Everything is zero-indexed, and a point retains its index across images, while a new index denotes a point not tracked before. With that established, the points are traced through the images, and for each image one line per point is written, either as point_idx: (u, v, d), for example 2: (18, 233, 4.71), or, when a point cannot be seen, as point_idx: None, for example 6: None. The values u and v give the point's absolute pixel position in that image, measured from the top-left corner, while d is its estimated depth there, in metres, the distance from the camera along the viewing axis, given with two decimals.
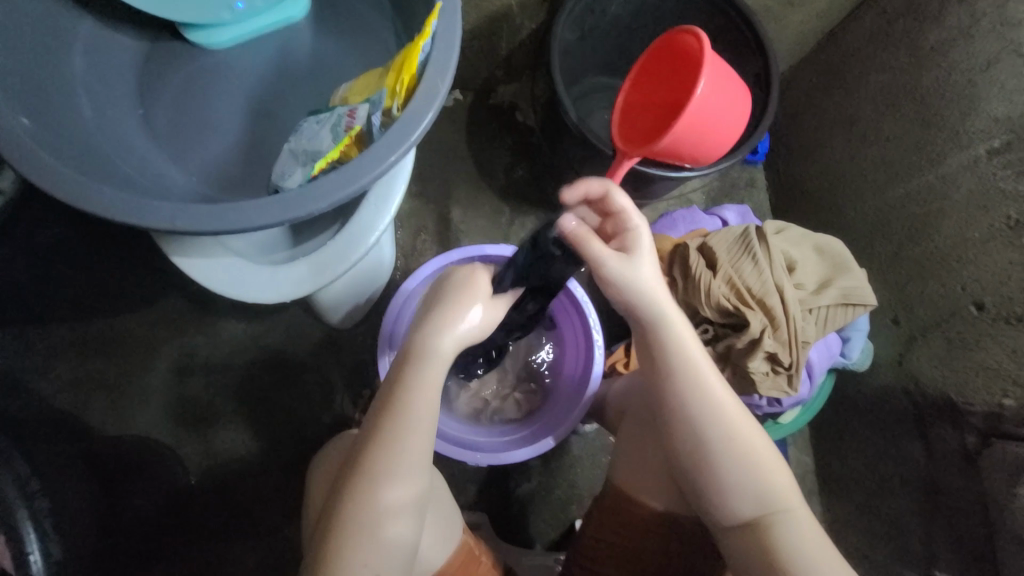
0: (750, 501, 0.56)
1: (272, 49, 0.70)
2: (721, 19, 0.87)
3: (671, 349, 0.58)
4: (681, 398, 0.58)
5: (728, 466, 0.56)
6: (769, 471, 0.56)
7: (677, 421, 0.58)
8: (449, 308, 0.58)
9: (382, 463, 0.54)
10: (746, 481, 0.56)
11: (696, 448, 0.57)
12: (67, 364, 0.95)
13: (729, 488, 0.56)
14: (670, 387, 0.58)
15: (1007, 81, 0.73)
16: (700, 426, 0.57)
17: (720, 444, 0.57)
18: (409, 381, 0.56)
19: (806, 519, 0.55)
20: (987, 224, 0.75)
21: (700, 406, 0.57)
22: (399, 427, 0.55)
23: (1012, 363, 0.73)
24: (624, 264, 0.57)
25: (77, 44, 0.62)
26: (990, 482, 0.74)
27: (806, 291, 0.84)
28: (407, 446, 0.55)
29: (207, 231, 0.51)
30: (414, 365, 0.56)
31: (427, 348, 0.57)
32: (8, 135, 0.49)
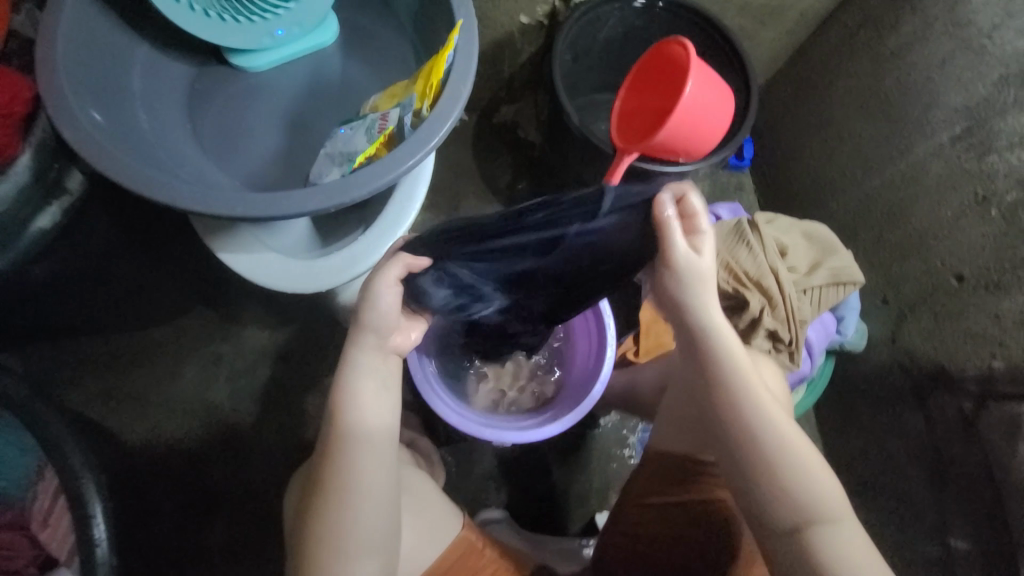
0: (800, 507, 0.53)
1: (305, 68, 0.78)
2: (702, 35, 0.97)
3: (721, 349, 0.58)
4: (731, 395, 0.57)
5: (778, 469, 0.54)
6: (816, 479, 0.54)
7: (727, 413, 0.57)
8: (363, 367, 0.59)
9: (339, 529, 0.55)
10: (795, 487, 0.54)
11: (749, 443, 0.56)
12: (96, 377, 0.99)
13: (777, 491, 0.54)
14: (721, 386, 0.58)
15: (960, 75, 0.82)
16: (744, 426, 0.56)
17: (769, 445, 0.55)
18: (345, 447, 0.57)
19: (855, 529, 0.53)
20: (958, 202, 0.83)
21: (749, 405, 0.57)
22: (346, 493, 0.56)
23: (996, 327, 0.79)
24: (696, 261, 0.55)
25: (137, 67, 0.69)
26: (990, 442, 0.78)
27: (799, 273, 0.91)
28: (358, 508, 0.56)
29: (259, 216, 0.58)
30: (348, 432, 0.57)
31: (357, 412, 0.58)
32: (85, 136, 0.56)
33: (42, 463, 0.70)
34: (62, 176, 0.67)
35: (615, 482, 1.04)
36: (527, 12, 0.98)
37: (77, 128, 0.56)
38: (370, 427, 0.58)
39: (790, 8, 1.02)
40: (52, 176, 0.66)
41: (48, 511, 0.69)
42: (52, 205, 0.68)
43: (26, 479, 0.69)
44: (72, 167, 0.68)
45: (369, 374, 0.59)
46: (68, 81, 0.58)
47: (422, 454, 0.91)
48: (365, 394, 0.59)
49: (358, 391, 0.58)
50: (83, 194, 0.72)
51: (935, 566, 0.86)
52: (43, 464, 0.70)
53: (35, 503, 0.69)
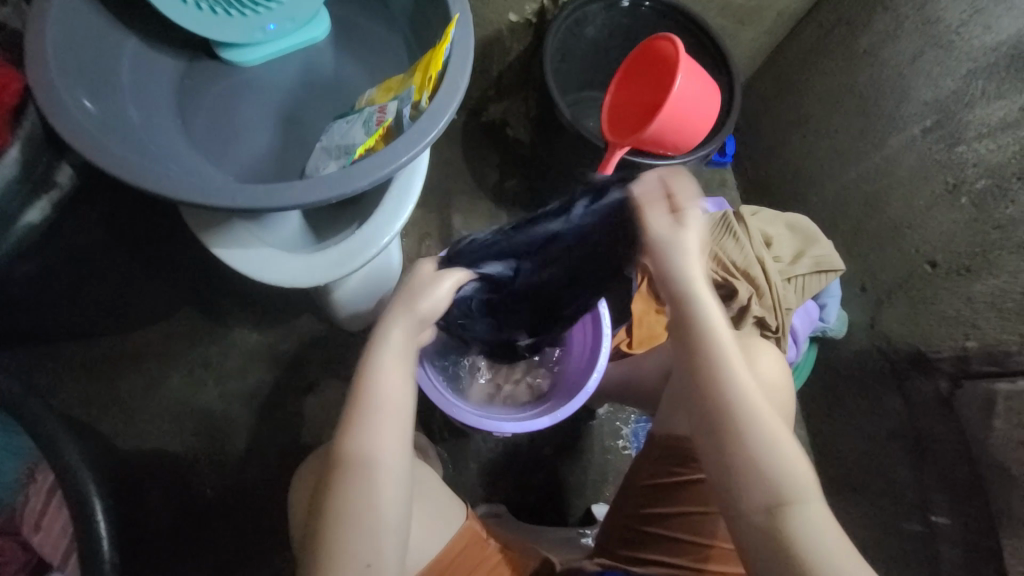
0: (773, 483, 0.54)
1: (298, 63, 0.78)
2: (686, 34, 1.00)
3: (702, 324, 0.61)
4: (710, 367, 0.60)
5: (751, 444, 0.56)
6: (789, 458, 0.56)
7: (704, 385, 0.60)
8: (388, 342, 0.62)
9: (351, 507, 0.55)
10: (768, 463, 0.55)
11: (723, 415, 0.58)
12: (79, 382, 0.96)
13: (750, 465, 0.55)
14: (701, 360, 0.60)
15: (930, 70, 0.86)
16: (721, 397, 0.58)
17: (746, 421, 0.57)
18: (364, 421, 0.58)
19: (826, 512, 0.54)
20: (929, 191, 0.87)
21: (727, 378, 0.59)
22: (364, 467, 0.56)
23: (969, 309, 0.83)
24: (673, 234, 0.61)
25: (126, 60, 0.68)
26: (966, 418, 0.82)
27: (783, 262, 0.95)
28: (372, 485, 0.56)
29: (263, 208, 0.57)
30: (366, 407, 0.59)
31: (379, 387, 0.60)
32: (78, 128, 0.55)
33: (33, 465, 0.69)
34: (52, 170, 0.67)
35: (609, 473, 1.05)
36: (515, 10, 0.99)
37: (69, 120, 0.55)
38: (393, 404, 0.59)
39: (768, 8, 1.05)
40: (40, 171, 0.65)
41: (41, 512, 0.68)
42: (42, 199, 0.67)
43: (16, 482, 0.67)
44: (62, 161, 0.67)
45: (398, 353, 0.62)
46: (56, 73, 0.57)
47: (419, 450, 0.91)
48: (389, 368, 0.61)
49: (383, 367, 0.60)
50: (72, 190, 0.71)
51: (917, 542, 0.89)
52: (34, 466, 0.69)
53: (27, 506, 0.67)
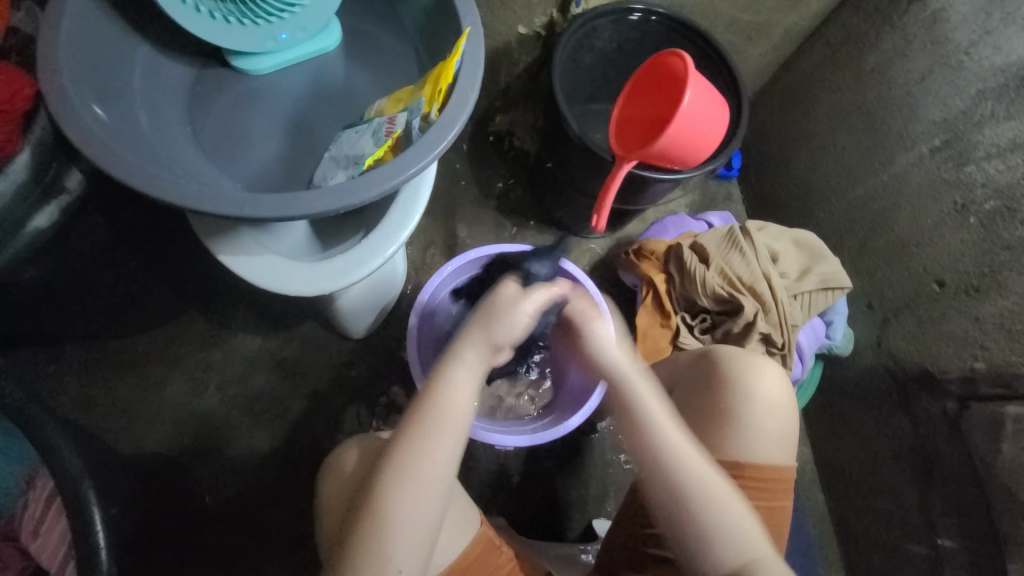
0: (726, 553, 0.58)
1: (308, 72, 0.78)
2: (694, 49, 1.00)
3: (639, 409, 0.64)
4: (651, 453, 0.62)
5: (703, 519, 0.59)
6: (738, 526, 0.59)
7: (649, 468, 0.62)
8: (461, 357, 0.60)
9: (388, 516, 0.54)
10: (719, 533, 0.59)
11: (672, 492, 0.61)
12: (79, 385, 0.95)
13: (701, 539, 0.59)
14: (646, 440, 0.63)
15: (939, 90, 0.86)
16: (668, 480, 0.61)
17: (696, 498, 0.60)
18: (429, 429, 0.57)
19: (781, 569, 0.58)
20: (938, 210, 0.87)
21: (671, 460, 0.61)
22: (417, 475, 0.56)
23: (977, 330, 0.82)
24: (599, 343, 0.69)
25: (138, 68, 0.69)
26: (974, 439, 0.81)
27: (789, 278, 0.94)
28: (415, 496, 0.55)
29: (269, 217, 0.57)
30: (435, 416, 0.58)
31: (446, 401, 0.58)
32: (90, 135, 0.55)
33: (32, 472, 0.68)
34: (61, 175, 0.67)
35: (611, 487, 1.04)
36: (525, 22, 0.99)
37: (81, 127, 0.55)
38: (454, 422, 0.58)
39: (777, 24, 1.05)
40: (50, 175, 0.66)
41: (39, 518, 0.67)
42: (50, 204, 0.67)
43: (15, 488, 0.67)
44: (71, 166, 0.68)
45: (472, 369, 0.60)
46: (69, 79, 0.57)
47: None
48: (459, 386, 0.59)
49: (454, 381, 0.59)
50: (80, 195, 0.71)
51: (923, 565, 0.88)
52: (33, 473, 0.69)
53: (25, 512, 0.67)
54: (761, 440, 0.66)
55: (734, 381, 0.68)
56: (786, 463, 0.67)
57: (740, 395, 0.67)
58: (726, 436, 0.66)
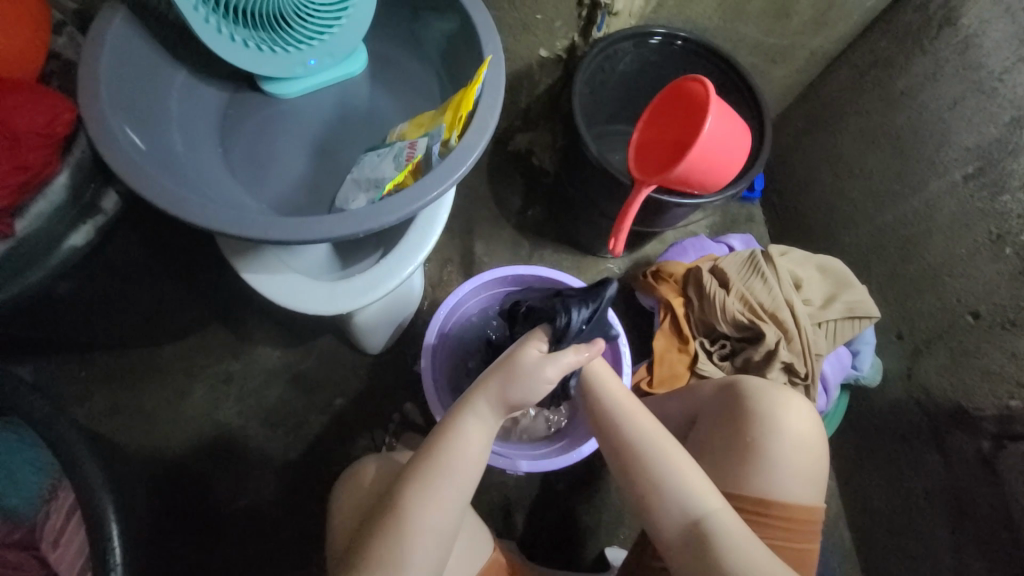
0: (676, 507, 0.60)
1: (334, 96, 0.80)
2: (717, 73, 1.00)
3: (595, 385, 0.68)
4: (601, 414, 0.67)
5: (650, 470, 0.62)
6: (687, 480, 0.60)
7: (600, 427, 0.67)
8: (475, 413, 0.60)
9: (388, 566, 0.54)
10: (668, 488, 0.60)
11: (625, 452, 0.64)
12: (105, 393, 0.98)
13: (651, 492, 0.61)
14: (602, 407, 0.67)
15: (973, 116, 0.83)
16: (616, 438, 0.65)
17: (642, 451, 0.63)
18: (433, 477, 0.58)
19: (732, 522, 0.58)
20: (971, 239, 0.83)
21: (619, 419, 0.65)
22: (420, 522, 0.56)
23: (1013, 366, 0.79)
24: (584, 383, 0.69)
25: (174, 93, 0.72)
26: (1012, 482, 0.77)
27: (813, 305, 0.92)
28: (417, 545, 0.55)
29: (293, 240, 0.58)
30: (442, 464, 0.58)
31: (455, 452, 0.58)
32: (127, 159, 0.58)
33: (56, 482, 0.71)
34: (98, 196, 0.70)
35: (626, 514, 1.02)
36: (546, 46, 1.00)
37: (119, 150, 0.58)
38: (461, 476, 0.58)
39: (801, 47, 1.04)
40: (88, 196, 0.69)
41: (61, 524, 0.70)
42: (86, 223, 0.70)
43: (40, 497, 0.70)
44: (108, 187, 0.71)
45: (482, 421, 0.60)
46: (109, 106, 0.60)
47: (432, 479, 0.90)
48: (469, 441, 0.59)
49: (466, 433, 0.59)
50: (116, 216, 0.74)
51: None
52: (56, 483, 0.71)
53: (47, 522, 0.69)
54: (783, 474, 0.64)
55: (762, 416, 0.66)
56: (813, 502, 0.64)
57: (765, 428, 0.65)
58: (749, 471, 0.64)
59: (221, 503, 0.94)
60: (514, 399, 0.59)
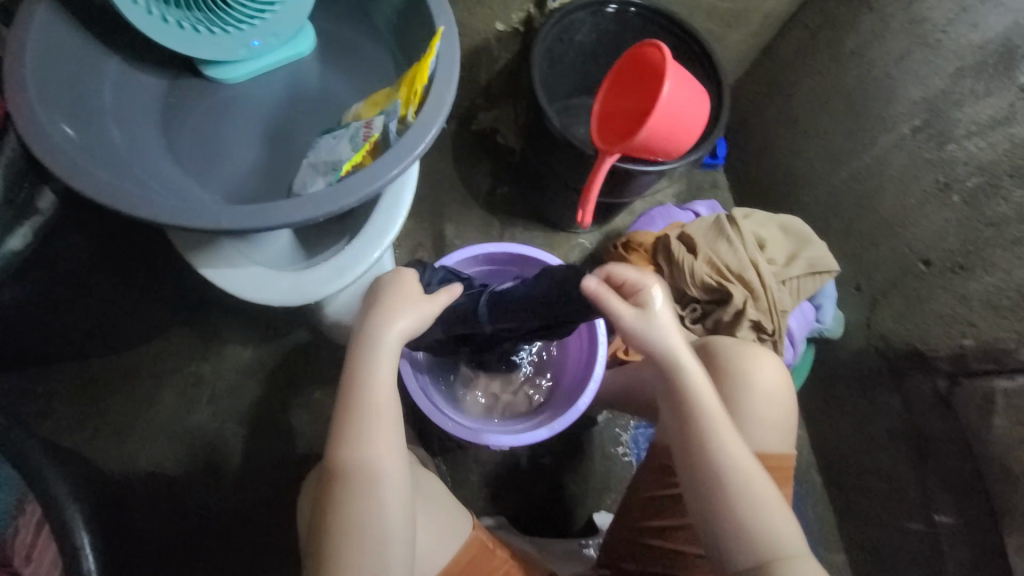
0: (755, 545, 0.55)
1: (283, 79, 0.77)
2: (673, 39, 1.00)
3: (691, 393, 0.61)
4: (689, 427, 0.60)
5: (736, 505, 0.56)
6: (770, 519, 0.55)
7: (685, 441, 0.60)
8: (376, 356, 0.59)
9: (353, 531, 0.54)
10: (751, 525, 0.55)
11: (710, 474, 0.58)
12: (68, 406, 0.94)
13: (731, 521, 0.56)
14: (692, 421, 0.60)
15: (918, 70, 0.86)
16: (702, 459, 0.58)
17: (730, 482, 0.57)
18: (357, 430, 0.57)
19: (812, 574, 0.54)
20: (921, 189, 0.87)
21: (711, 438, 0.59)
22: (366, 479, 0.55)
23: (964, 307, 0.83)
24: (637, 318, 0.61)
25: (107, 82, 0.67)
26: (967, 416, 0.82)
27: (777, 264, 0.95)
28: (374, 500, 0.55)
29: (250, 228, 0.56)
30: (360, 414, 0.57)
31: (371, 400, 0.58)
32: (60, 152, 0.54)
33: (21, 497, 0.66)
34: (34, 196, 0.66)
35: (611, 480, 1.04)
36: (502, 19, 0.98)
37: (51, 143, 0.54)
38: (389, 419, 0.58)
39: (755, 11, 1.05)
40: (23, 196, 0.65)
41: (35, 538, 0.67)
42: (24, 224, 0.66)
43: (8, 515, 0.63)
44: (44, 185, 0.67)
45: (382, 357, 0.59)
46: (36, 96, 0.56)
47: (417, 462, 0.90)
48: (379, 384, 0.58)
49: (373, 373, 0.58)
50: (53, 216, 0.70)
51: (920, 541, 0.90)
52: (21, 498, 0.66)
53: (17, 538, 0.63)
54: (760, 429, 0.66)
55: (737, 373, 0.68)
56: (785, 450, 0.67)
57: (740, 384, 0.67)
58: None
59: (203, 505, 0.92)
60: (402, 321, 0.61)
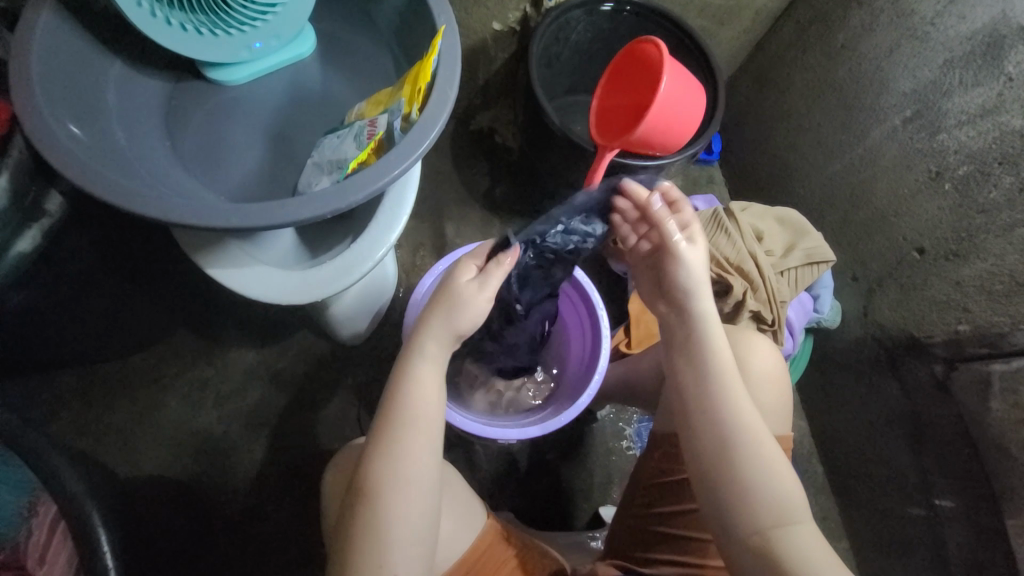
0: (762, 505, 0.55)
1: (285, 81, 0.78)
2: (667, 37, 1.01)
3: (701, 358, 0.61)
4: (701, 388, 0.60)
5: (743, 463, 0.57)
6: (777, 484, 0.56)
7: (694, 403, 0.60)
8: (422, 360, 0.59)
9: (379, 530, 0.54)
10: (755, 489, 0.56)
11: (719, 439, 0.58)
12: (73, 411, 0.94)
13: (739, 487, 0.56)
14: (701, 385, 0.60)
15: (908, 62, 0.88)
16: (711, 415, 0.59)
17: (739, 445, 0.58)
18: (399, 431, 0.57)
19: (815, 543, 0.54)
20: (913, 179, 0.89)
21: (721, 402, 0.59)
22: (396, 481, 0.55)
23: (959, 294, 0.84)
24: (686, 251, 0.62)
25: (111, 85, 0.68)
26: (965, 400, 0.83)
27: (775, 256, 0.96)
28: (405, 500, 0.55)
29: (258, 227, 0.57)
30: (402, 418, 0.57)
31: (412, 404, 0.58)
32: (67, 153, 0.55)
33: (34, 499, 0.67)
34: (42, 198, 0.71)
35: (616, 474, 1.05)
36: (499, 18, 0.99)
37: (59, 145, 0.55)
38: (423, 419, 0.58)
39: (746, 8, 1.06)
40: (30, 199, 0.69)
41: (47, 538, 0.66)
42: (32, 227, 0.71)
43: (17, 517, 0.64)
44: (50, 189, 0.72)
45: (427, 365, 0.59)
46: (42, 99, 0.57)
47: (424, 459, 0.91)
48: (418, 380, 0.59)
49: (417, 379, 0.59)
50: (60, 217, 0.75)
51: (922, 526, 0.91)
52: (35, 500, 0.67)
53: (30, 540, 0.64)
54: (758, 410, 0.67)
55: (731, 357, 0.69)
56: (783, 433, 0.68)
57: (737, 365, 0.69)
58: None
59: (210, 507, 0.92)
60: (456, 328, 0.60)
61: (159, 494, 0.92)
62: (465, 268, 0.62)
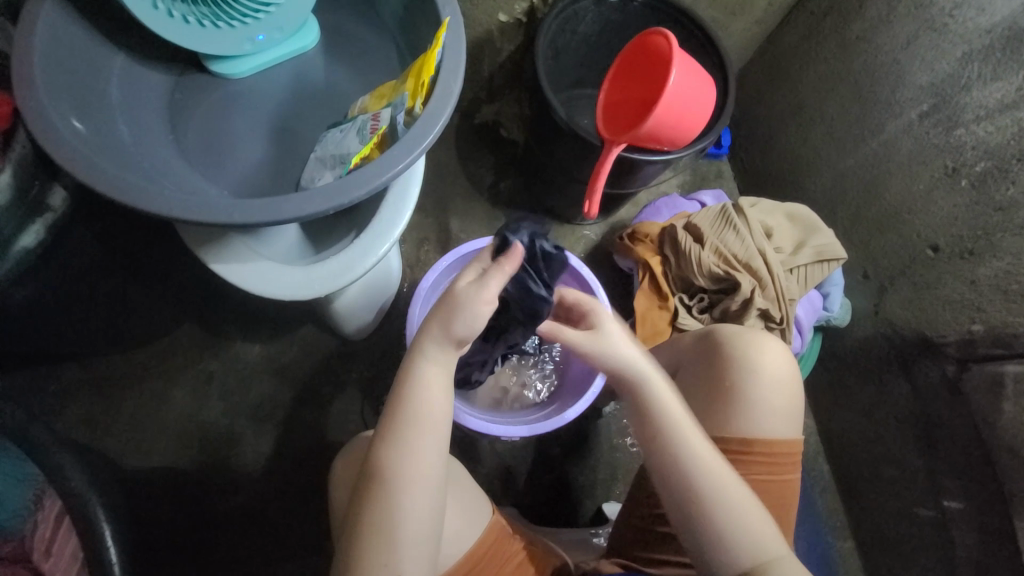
0: (738, 555, 0.55)
1: (288, 73, 0.77)
2: (678, 28, 0.99)
3: (658, 411, 0.61)
4: (659, 442, 0.60)
5: (715, 518, 0.56)
6: (752, 526, 0.56)
7: (659, 457, 0.60)
8: (425, 366, 0.58)
9: (385, 532, 0.54)
10: (729, 534, 0.55)
11: (687, 489, 0.58)
12: (80, 403, 0.95)
13: (713, 534, 0.56)
14: (662, 437, 0.60)
15: (925, 54, 0.85)
16: (672, 477, 0.58)
17: (707, 494, 0.57)
18: (407, 433, 0.57)
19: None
20: (929, 175, 0.86)
21: (683, 452, 0.59)
22: (401, 482, 0.55)
23: (973, 293, 0.83)
24: (593, 341, 0.65)
25: (114, 78, 0.67)
26: (976, 401, 0.82)
27: (784, 253, 0.95)
28: (412, 500, 0.55)
29: (260, 223, 0.57)
30: (411, 417, 0.57)
31: (418, 409, 0.57)
32: (68, 147, 0.54)
33: (40, 491, 0.68)
34: (45, 194, 0.72)
35: (620, 470, 1.05)
36: (505, 10, 0.97)
37: (60, 138, 0.54)
38: (431, 421, 0.57)
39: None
40: (33, 194, 0.70)
41: (53, 531, 0.67)
42: (37, 221, 0.72)
43: (26, 509, 0.66)
44: (53, 184, 0.72)
45: (432, 369, 0.58)
46: (44, 92, 0.56)
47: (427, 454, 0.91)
48: (424, 385, 0.58)
49: (425, 382, 0.58)
50: (65, 212, 0.76)
51: (929, 527, 0.90)
52: (41, 492, 0.68)
53: (37, 532, 0.65)
54: (766, 415, 0.66)
55: (742, 360, 0.68)
56: (793, 436, 0.67)
57: (745, 370, 0.67)
58: (737, 413, 0.66)
59: (215, 499, 0.93)
60: (461, 328, 0.57)
61: (165, 486, 0.93)
62: (468, 269, 0.59)
